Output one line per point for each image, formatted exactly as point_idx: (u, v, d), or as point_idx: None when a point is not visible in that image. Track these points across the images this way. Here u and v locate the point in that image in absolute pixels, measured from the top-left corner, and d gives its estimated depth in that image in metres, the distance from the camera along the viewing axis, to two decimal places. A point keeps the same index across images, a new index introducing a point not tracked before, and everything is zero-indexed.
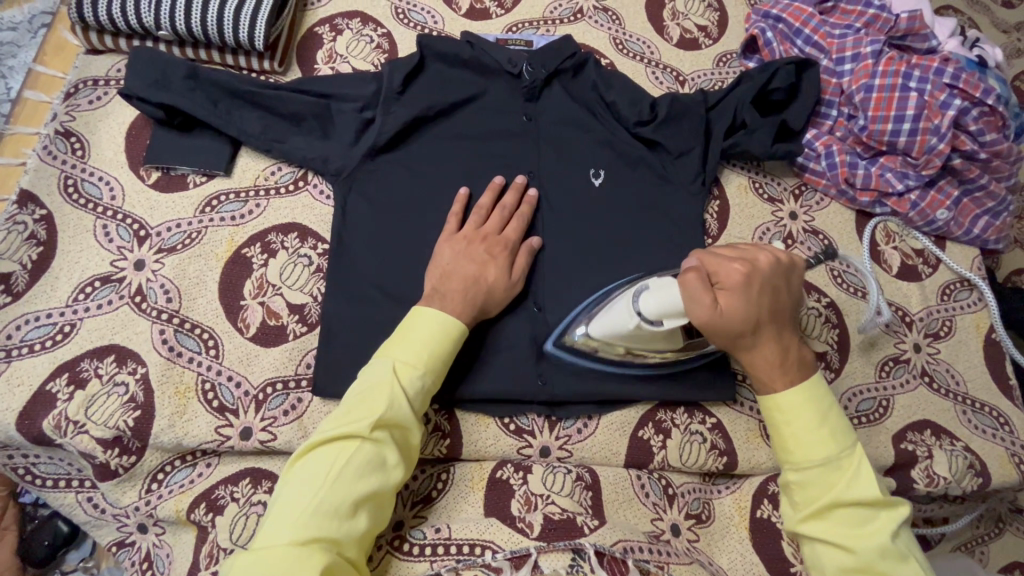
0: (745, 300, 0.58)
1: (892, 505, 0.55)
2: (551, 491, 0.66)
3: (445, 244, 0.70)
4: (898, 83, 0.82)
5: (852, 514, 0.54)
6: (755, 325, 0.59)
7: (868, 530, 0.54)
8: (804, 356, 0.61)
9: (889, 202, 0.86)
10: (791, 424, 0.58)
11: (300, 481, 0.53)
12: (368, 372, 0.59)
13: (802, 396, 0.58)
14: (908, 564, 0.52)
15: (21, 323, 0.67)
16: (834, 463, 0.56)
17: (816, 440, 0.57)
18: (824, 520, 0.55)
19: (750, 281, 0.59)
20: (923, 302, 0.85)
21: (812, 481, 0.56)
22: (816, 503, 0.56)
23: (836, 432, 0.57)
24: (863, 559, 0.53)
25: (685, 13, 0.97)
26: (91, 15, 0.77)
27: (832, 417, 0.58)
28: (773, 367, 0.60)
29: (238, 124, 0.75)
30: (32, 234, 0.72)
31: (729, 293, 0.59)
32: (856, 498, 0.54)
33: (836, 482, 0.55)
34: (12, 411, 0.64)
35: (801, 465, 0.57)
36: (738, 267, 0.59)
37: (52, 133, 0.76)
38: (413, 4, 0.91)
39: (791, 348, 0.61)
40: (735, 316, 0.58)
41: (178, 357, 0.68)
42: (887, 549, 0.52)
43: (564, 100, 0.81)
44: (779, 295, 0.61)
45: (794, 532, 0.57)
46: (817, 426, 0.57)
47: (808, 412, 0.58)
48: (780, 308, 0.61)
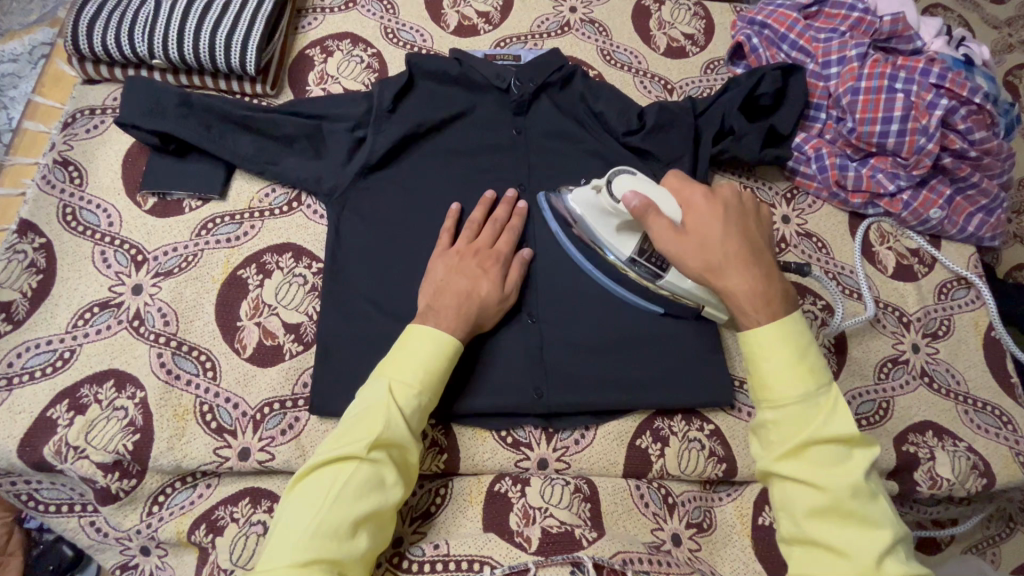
0: (709, 222, 0.59)
1: (865, 445, 0.53)
2: (549, 504, 0.67)
3: (437, 260, 0.71)
4: (884, 85, 0.83)
5: (829, 453, 0.52)
6: (723, 247, 0.58)
7: (844, 468, 0.51)
8: (786, 287, 0.58)
9: (882, 203, 0.86)
10: (769, 361, 0.54)
11: (301, 503, 0.53)
12: (366, 392, 0.59)
13: (785, 333, 0.54)
14: (878, 504, 0.51)
15: (22, 351, 0.68)
16: (812, 399, 0.53)
17: (794, 377, 0.53)
18: (798, 456, 0.52)
19: (712, 205, 0.60)
20: (920, 301, 0.85)
21: (789, 419, 0.53)
22: (794, 440, 0.52)
23: (812, 367, 0.54)
24: (835, 497, 0.50)
25: (671, 22, 0.98)
26: (87, 47, 0.79)
27: (811, 353, 0.55)
28: (754, 297, 0.56)
29: (231, 148, 0.76)
30: (32, 262, 0.73)
31: (693, 217, 0.60)
32: (834, 436, 0.51)
33: (813, 418, 0.52)
34: (14, 438, 0.64)
35: (780, 401, 0.53)
36: (699, 190, 0.61)
37: (50, 162, 0.78)
38: (402, 24, 0.92)
39: (771, 278, 0.57)
40: (700, 238, 0.58)
41: (176, 379, 0.69)
42: (859, 487, 0.50)
43: (553, 112, 0.82)
44: (749, 223, 0.61)
45: (766, 471, 0.54)
46: (795, 362, 0.53)
47: (787, 347, 0.54)
48: (754, 238, 0.60)
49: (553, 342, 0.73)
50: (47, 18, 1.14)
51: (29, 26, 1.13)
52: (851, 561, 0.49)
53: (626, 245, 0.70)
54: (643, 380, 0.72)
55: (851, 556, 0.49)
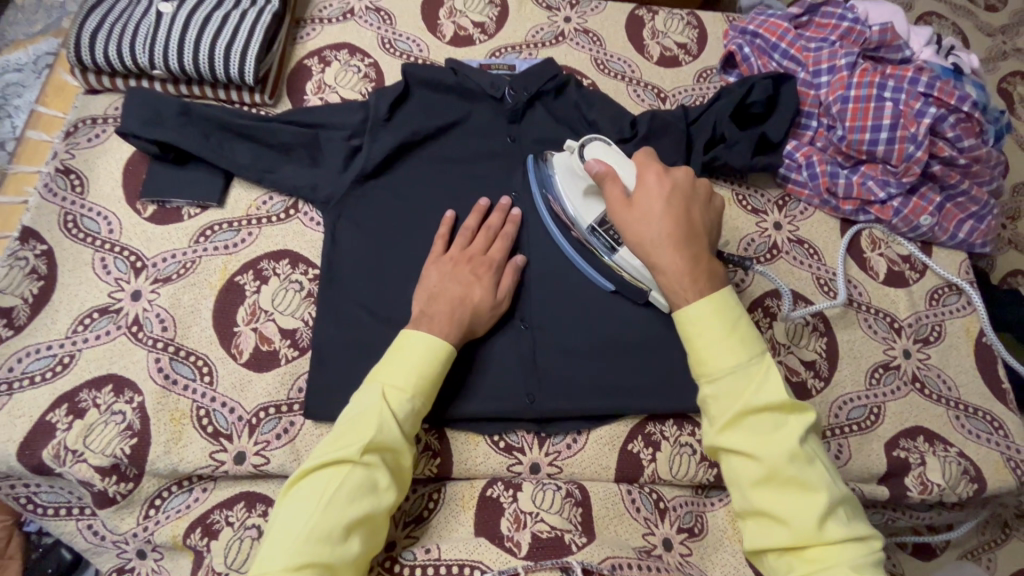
0: (654, 200, 0.61)
1: (798, 409, 0.54)
2: (540, 509, 0.67)
3: (431, 266, 0.72)
4: (873, 94, 0.84)
5: (763, 420, 0.53)
6: (665, 224, 0.60)
7: (778, 435, 0.53)
8: (718, 272, 0.60)
9: (872, 210, 0.87)
10: (700, 336, 0.56)
11: (294, 507, 0.54)
12: (360, 397, 0.60)
13: (714, 306, 0.57)
14: (817, 469, 0.52)
15: (22, 356, 0.69)
16: (743, 368, 0.55)
17: (724, 348, 0.55)
18: (734, 426, 0.54)
19: (665, 184, 0.62)
20: (911, 307, 0.86)
21: (722, 390, 0.55)
22: (729, 411, 0.54)
23: (743, 340, 0.56)
24: (772, 464, 0.52)
25: (664, 31, 1.00)
26: (89, 57, 0.81)
27: (742, 327, 0.56)
28: (683, 275, 0.58)
29: (230, 157, 0.77)
30: (33, 269, 0.74)
31: (643, 192, 0.62)
32: (764, 402, 0.53)
33: (745, 387, 0.54)
34: (14, 442, 0.65)
35: (713, 374, 0.55)
36: (655, 169, 0.63)
37: (52, 170, 0.79)
38: (399, 34, 0.94)
39: (706, 261, 0.59)
40: (643, 213, 0.61)
41: (173, 384, 0.70)
42: (796, 455, 0.52)
43: (546, 120, 0.83)
44: (697, 206, 0.62)
45: (711, 446, 0.56)
46: (726, 337, 0.55)
47: (718, 323, 0.56)
48: (698, 221, 0.62)
49: (545, 347, 0.74)
50: (52, 28, 1.17)
51: (34, 36, 1.16)
52: (790, 529, 0.51)
53: (589, 212, 0.73)
54: (635, 385, 0.73)
55: (791, 524, 0.51)
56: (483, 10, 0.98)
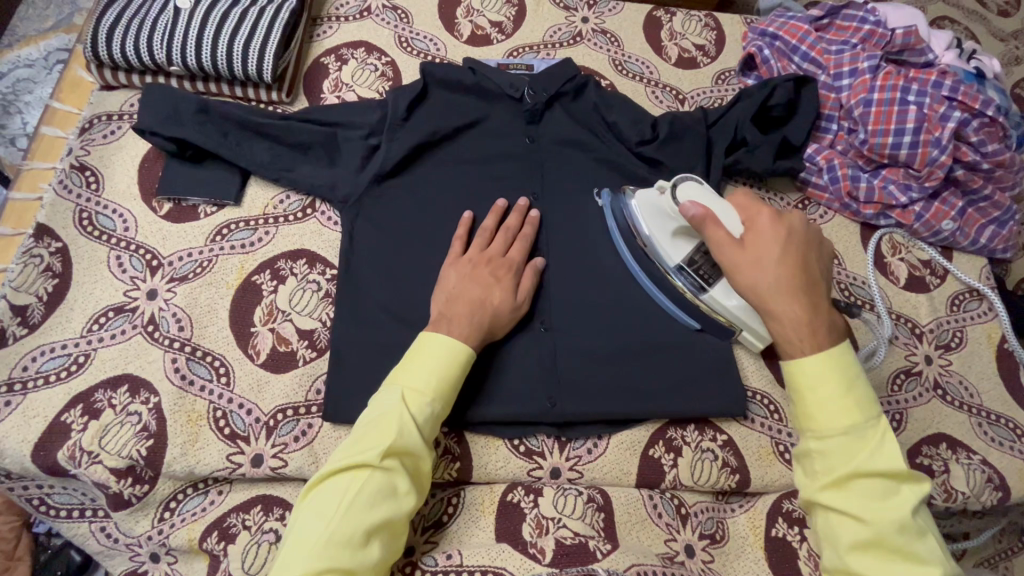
0: (769, 245, 0.59)
1: (917, 481, 0.52)
2: (562, 514, 0.67)
3: (449, 268, 0.71)
4: (897, 98, 0.83)
5: (875, 486, 0.51)
6: (782, 269, 0.57)
7: (889, 503, 0.50)
8: (836, 323, 0.57)
9: (894, 214, 0.86)
10: (812, 393, 0.54)
11: (314, 510, 0.53)
12: (378, 400, 0.59)
13: (834, 367, 0.54)
14: (927, 541, 0.50)
15: (37, 355, 0.68)
16: (859, 431, 0.52)
17: (840, 408, 0.53)
18: (842, 488, 0.52)
19: (780, 229, 0.59)
20: (932, 313, 0.85)
21: (834, 450, 0.52)
22: (838, 471, 0.52)
23: (860, 400, 0.53)
24: (879, 530, 0.49)
25: (682, 33, 0.99)
26: (104, 53, 0.80)
27: (859, 385, 0.54)
28: (801, 325, 0.55)
29: (248, 155, 0.77)
30: (48, 266, 0.73)
31: (754, 237, 0.60)
32: (882, 469, 0.51)
33: (860, 451, 0.52)
34: (28, 442, 0.64)
35: (824, 433, 0.53)
36: (767, 212, 0.60)
37: (67, 167, 0.78)
38: (416, 33, 0.93)
39: (823, 311, 0.56)
40: (756, 257, 0.58)
41: (189, 385, 0.69)
42: (906, 524, 0.49)
43: (566, 121, 0.83)
44: (812, 252, 0.60)
45: (810, 501, 0.54)
46: (842, 395, 0.53)
47: (836, 380, 0.54)
48: (815, 269, 0.59)
49: (565, 350, 0.73)
50: (63, 24, 1.16)
51: (45, 32, 1.16)
52: None
53: (677, 252, 0.71)
54: (655, 389, 0.72)
55: None
56: (500, 9, 0.97)
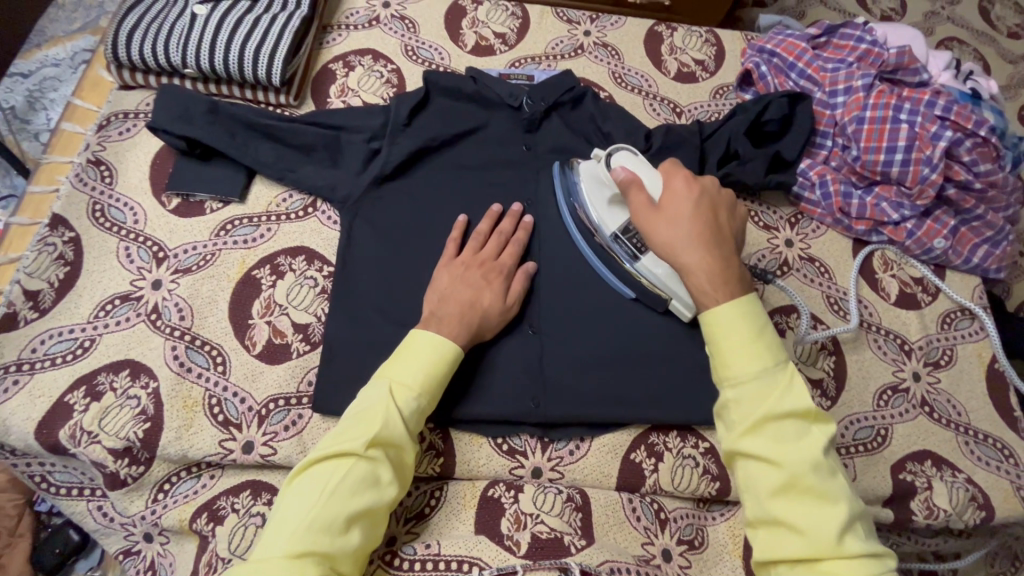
0: (682, 203, 0.63)
1: (822, 421, 0.54)
2: (540, 511, 0.68)
3: (442, 268, 0.73)
4: (889, 116, 0.84)
5: (786, 428, 0.53)
6: (693, 226, 0.61)
7: (804, 444, 0.53)
8: (744, 276, 0.61)
9: (886, 231, 0.87)
10: (726, 338, 0.56)
11: (298, 496, 0.55)
12: (367, 392, 0.61)
13: (741, 311, 0.57)
14: (837, 480, 0.52)
15: (45, 338, 0.72)
16: (768, 374, 0.55)
17: (750, 352, 0.55)
18: (756, 432, 0.53)
19: (693, 190, 0.63)
20: (922, 330, 0.85)
21: (748, 396, 0.54)
22: (754, 416, 0.54)
23: (768, 345, 0.56)
24: (793, 472, 0.51)
25: (682, 48, 1.01)
26: (124, 55, 0.84)
27: (768, 332, 0.57)
28: (711, 277, 0.59)
29: (254, 155, 0.80)
30: (61, 254, 0.76)
31: (670, 196, 0.63)
32: (790, 409, 0.53)
33: (771, 394, 0.54)
34: (32, 421, 0.67)
35: (738, 379, 0.55)
36: (683, 174, 0.64)
37: (84, 161, 0.82)
38: (422, 42, 0.97)
39: (732, 263, 0.60)
40: (670, 214, 0.62)
41: (187, 372, 0.71)
42: (818, 464, 0.52)
43: (562, 131, 0.85)
44: (723, 212, 0.64)
45: (729, 452, 0.55)
46: (752, 341, 0.56)
47: (745, 325, 0.57)
48: (725, 226, 0.63)
49: (552, 354, 0.75)
50: (90, 26, 1.22)
51: (72, 33, 1.22)
52: (805, 538, 0.50)
53: (613, 219, 0.74)
54: (637, 394, 0.74)
55: (808, 533, 0.50)
56: (505, 22, 1.01)
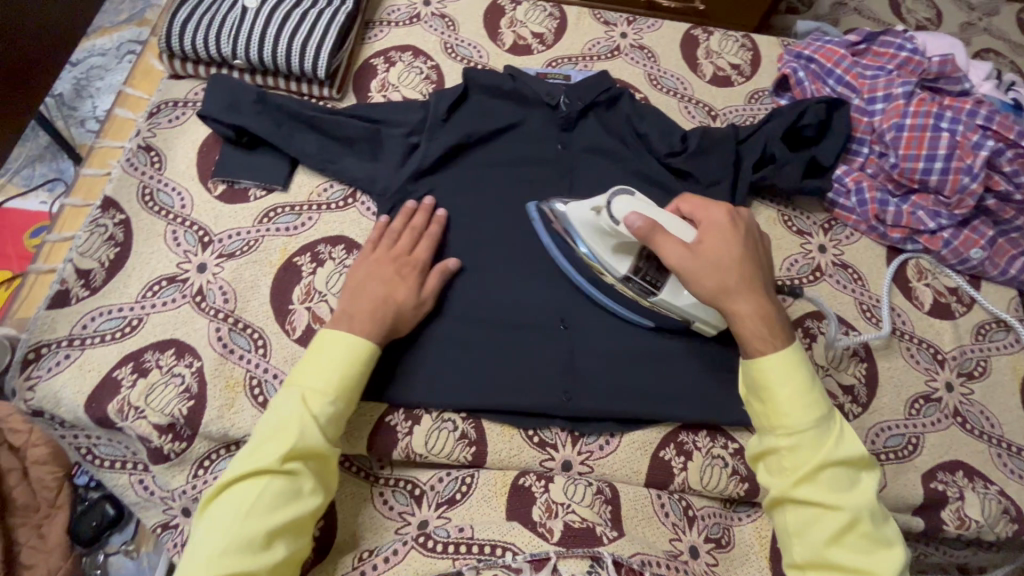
0: (724, 246, 0.64)
1: (869, 467, 0.59)
2: (571, 500, 0.68)
3: (360, 264, 0.73)
4: (930, 124, 0.84)
5: (840, 476, 0.56)
6: (737, 271, 0.63)
7: (856, 490, 0.56)
8: (784, 316, 0.64)
9: (921, 239, 0.87)
10: (781, 389, 0.59)
11: (217, 515, 0.55)
12: (278, 405, 0.61)
13: (795, 363, 0.60)
14: (889, 525, 0.56)
15: (96, 315, 0.74)
16: (822, 424, 0.58)
17: (804, 401, 0.58)
18: (815, 479, 0.56)
19: (733, 232, 0.65)
20: (956, 341, 0.85)
21: (802, 445, 0.57)
22: (809, 464, 0.56)
23: (817, 392, 0.59)
24: (853, 517, 0.54)
25: (718, 52, 1.02)
26: (177, 45, 0.87)
27: (816, 380, 0.60)
28: (757, 321, 0.62)
29: (298, 145, 0.82)
30: (112, 235, 0.79)
31: (710, 238, 0.65)
32: (844, 458, 0.57)
33: (826, 443, 0.57)
34: (83, 394, 0.70)
35: (793, 428, 0.58)
36: (723, 216, 0.66)
37: (135, 147, 0.85)
38: (461, 40, 0.98)
39: (774, 305, 0.64)
40: (713, 257, 0.64)
41: (230, 353, 0.73)
42: (873, 510, 0.56)
43: (598, 130, 0.86)
44: (759, 251, 0.67)
45: (783, 499, 0.58)
46: (805, 389, 0.59)
47: (796, 373, 0.59)
48: (761, 266, 0.66)
49: (583, 349, 0.75)
50: (136, 18, 1.25)
51: (118, 24, 1.25)
52: None
53: (623, 263, 0.72)
54: (666, 392, 0.74)
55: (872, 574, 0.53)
56: (542, 22, 1.02)
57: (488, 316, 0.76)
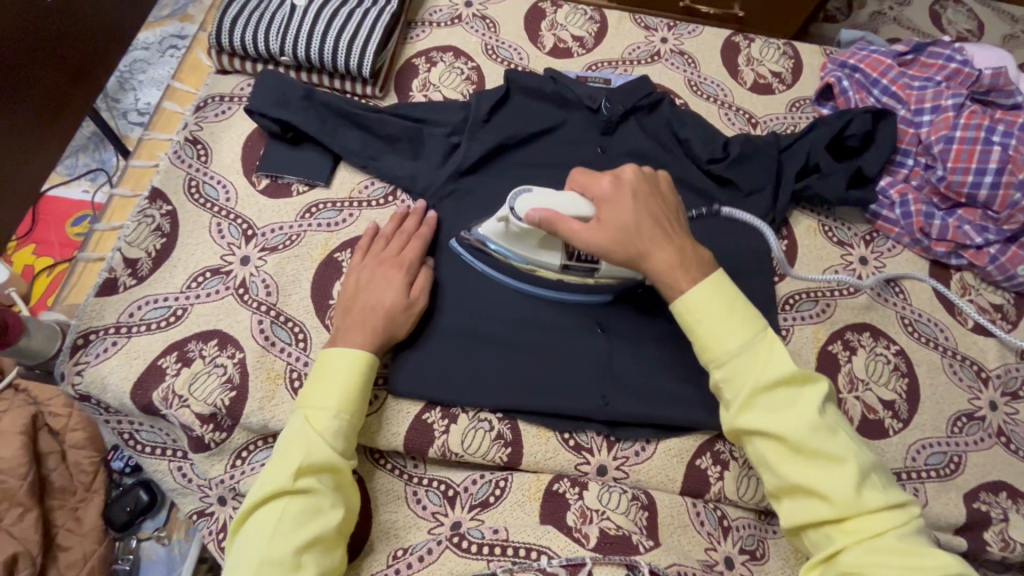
0: (618, 209, 0.62)
1: (812, 381, 0.57)
2: (606, 508, 0.68)
3: (353, 272, 0.74)
4: (981, 137, 0.82)
5: (776, 398, 0.56)
6: (635, 232, 0.61)
7: (798, 408, 0.55)
8: (703, 255, 0.62)
9: (966, 254, 0.85)
10: (708, 318, 0.58)
11: (246, 542, 0.56)
12: (288, 429, 0.62)
13: (716, 288, 0.59)
14: (839, 439, 0.54)
15: (142, 304, 0.75)
16: (749, 347, 0.57)
17: (728, 328, 0.58)
18: (756, 404, 0.56)
19: (620, 192, 0.63)
20: (1001, 358, 0.83)
21: (734, 372, 0.57)
22: (744, 391, 0.56)
23: (743, 316, 0.58)
24: (797, 439, 0.54)
25: (759, 59, 1.01)
26: (226, 41, 0.88)
27: (740, 303, 0.59)
28: (676, 270, 0.60)
29: (341, 142, 0.83)
30: (158, 226, 0.80)
31: (604, 206, 0.63)
32: (776, 377, 0.56)
33: (755, 365, 0.56)
34: (128, 380, 0.71)
35: (721, 360, 0.57)
36: (606, 178, 0.63)
37: (182, 140, 0.86)
38: (502, 42, 0.99)
39: (688, 248, 0.61)
40: (611, 223, 0.62)
41: (271, 346, 0.74)
42: (819, 427, 0.54)
43: (639, 134, 0.86)
44: (659, 201, 0.64)
45: (733, 431, 0.58)
46: (727, 316, 0.58)
47: (719, 303, 0.58)
48: (664, 217, 0.63)
49: (621, 353, 0.75)
50: (179, 13, 1.28)
51: (161, 19, 1.27)
52: (831, 504, 0.52)
53: (555, 256, 0.71)
54: (704, 400, 0.73)
55: (831, 498, 0.52)
56: (583, 25, 1.02)
57: (525, 317, 0.76)
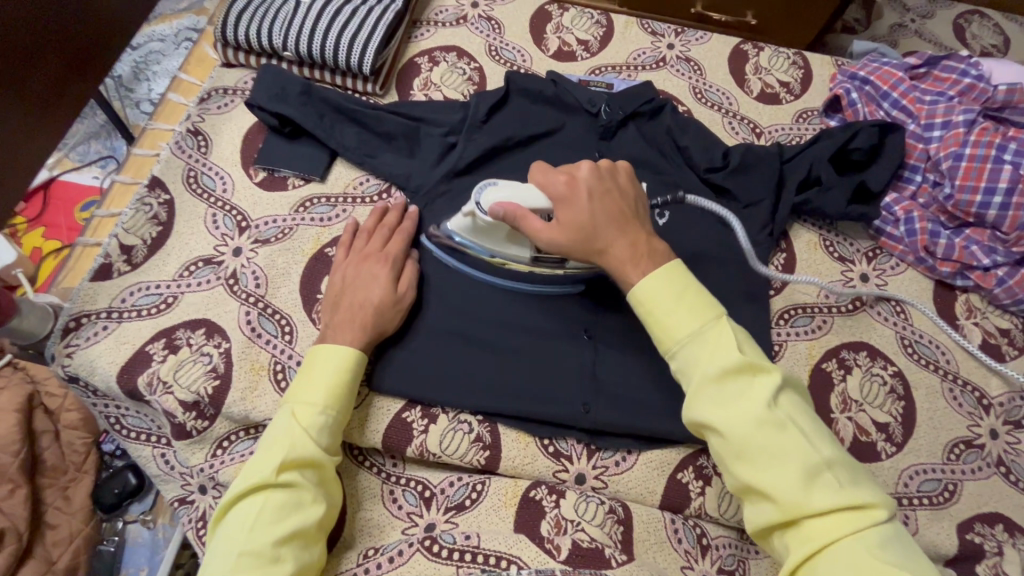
0: (572, 209, 0.61)
1: (767, 371, 0.52)
2: (581, 519, 0.67)
3: (337, 269, 0.74)
4: (991, 155, 0.79)
5: (726, 390, 0.52)
6: (588, 230, 0.60)
7: (745, 400, 0.51)
8: (658, 248, 0.60)
9: (973, 275, 0.82)
10: (655, 308, 0.56)
11: (226, 533, 0.55)
12: (273, 424, 0.62)
13: (663, 275, 0.57)
14: (790, 434, 0.50)
15: (134, 291, 0.77)
16: (701, 335, 0.54)
17: (680, 317, 0.55)
18: (700, 398, 0.53)
19: (573, 190, 0.62)
20: (1006, 386, 0.80)
21: (684, 363, 0.55)
22: (691, 383, 0.54)
23: (694, 304, 0.56)
24: (742, 434, 0.50)
25: (768, 68, 0.99)
26: (231, 35, 0.89)
27: (693, 291, 0.57)
28: (627, 263, 0.59)
29: (338, 138, 0.83)
30: (155, 215, 0.82)
31: (559, 206, 0.62)
32: (722, 368, 0.52)
33: (704, 355, 0.54)
34: (116, 365, 0.72)
35: (671, 350, 0.56)
36: (561, 177, 0.63)
37: (183, 131, 0.88)
38: (506, 43, 0.98)
39: (643, 241, 0.60)
40: (564, 222, 0.61)
41: (257, 337, 0.75)
42: (765, 420, 0.50)
43: (638, 140, 0.85)
44: (617, 195, 0.62)
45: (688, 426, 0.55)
46: (677, 303, 0.56)
47: (671, 292, 0.56)
48: (623, 209, 0.62)
49: (606, 361, 0.74)
50: (195, 6, 1.30)
51: (178, 12, 1.29)
52: (775, 504, 0.49)
53: (525, 248, 0.72)
54: None
55: (777, 498, 0.48)
56: (589, 29, 1.01)
57: (510, 320, 0.75)
